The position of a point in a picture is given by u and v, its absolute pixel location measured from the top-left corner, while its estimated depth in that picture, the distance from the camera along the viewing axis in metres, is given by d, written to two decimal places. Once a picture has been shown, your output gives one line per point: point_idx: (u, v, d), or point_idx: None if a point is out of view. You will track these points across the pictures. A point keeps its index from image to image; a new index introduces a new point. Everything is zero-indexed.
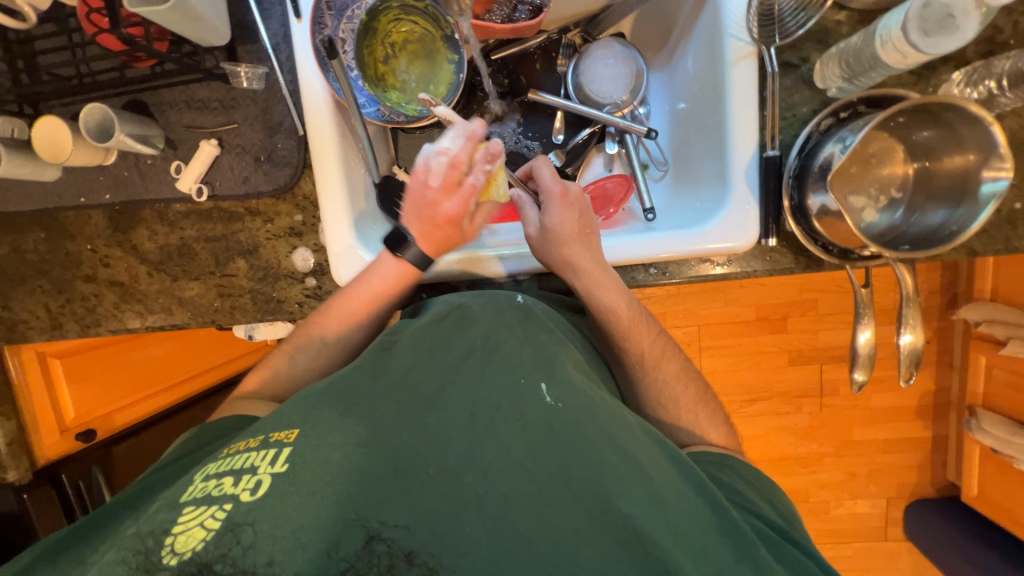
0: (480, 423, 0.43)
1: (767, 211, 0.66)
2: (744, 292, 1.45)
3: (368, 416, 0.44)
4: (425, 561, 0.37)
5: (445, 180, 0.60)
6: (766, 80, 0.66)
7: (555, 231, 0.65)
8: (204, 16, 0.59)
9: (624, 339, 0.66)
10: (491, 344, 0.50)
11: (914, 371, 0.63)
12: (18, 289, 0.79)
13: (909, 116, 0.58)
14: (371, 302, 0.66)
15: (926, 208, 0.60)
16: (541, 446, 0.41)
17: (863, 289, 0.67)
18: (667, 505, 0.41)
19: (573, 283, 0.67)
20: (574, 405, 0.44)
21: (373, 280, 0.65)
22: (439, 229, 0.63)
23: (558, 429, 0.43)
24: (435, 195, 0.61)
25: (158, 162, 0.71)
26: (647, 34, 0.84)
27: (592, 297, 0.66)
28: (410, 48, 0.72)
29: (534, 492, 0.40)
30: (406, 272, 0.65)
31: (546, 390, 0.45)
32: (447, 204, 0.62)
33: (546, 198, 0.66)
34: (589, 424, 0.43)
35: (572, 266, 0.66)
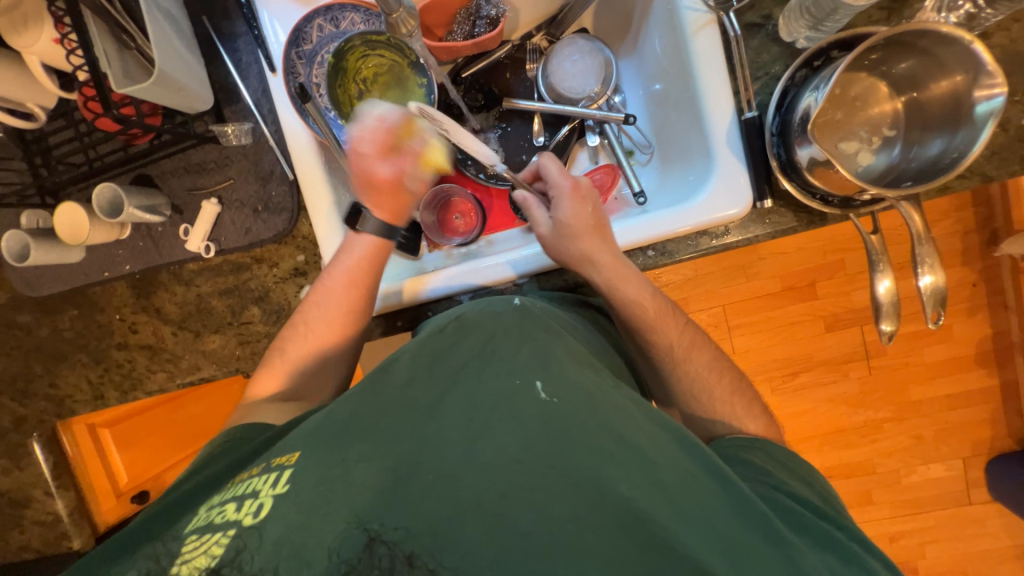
0: (476, 425, 0.45)
1: (757, 173, 0.64)
2: (764, 263, 1.41)
3: (373, 434, 0.46)
4: (426, 562, 0.38)
5: (378, 144, 0.67)
6: (731, 44, 0.65)
7: (570, 225, 0.66)
8: (185, 85, 0.63)
9: (639, 325, 0.66)
10: (489, 353, 0.52)
11: (942, 310, 0.59)
12: (62, 366, 0.85)
13: (882, 51, 0.56)
14: (349, 286, 0.68)
15: (923, 140, 0.58)
16: (536, 441, 0.43)
17: (873, 236, 0.64)
18: (670, 486, 0.43)
19: (593, 278, 0.66)
20: (569, 399, 0.46)
21: (345, 259, 0.68)
22: (383, 194, 0.69)
23: (553, 422, 0.44)
24: (372, 158, 0.68)
25: (168, 228, 0.76)
26: (610, 24, 0.85)
27: (615, 291, 0.65)
28: (382, 80, 0.75)
29: (532, 485, 0.41)
30: (376, 245, 0.69)
31: (542, 387, 0.47)
32: (384, 166, 0.69)
33: (559, 194, 0.68)
34: (588, 415, 0.45)
35: (592, 260, 0.65)
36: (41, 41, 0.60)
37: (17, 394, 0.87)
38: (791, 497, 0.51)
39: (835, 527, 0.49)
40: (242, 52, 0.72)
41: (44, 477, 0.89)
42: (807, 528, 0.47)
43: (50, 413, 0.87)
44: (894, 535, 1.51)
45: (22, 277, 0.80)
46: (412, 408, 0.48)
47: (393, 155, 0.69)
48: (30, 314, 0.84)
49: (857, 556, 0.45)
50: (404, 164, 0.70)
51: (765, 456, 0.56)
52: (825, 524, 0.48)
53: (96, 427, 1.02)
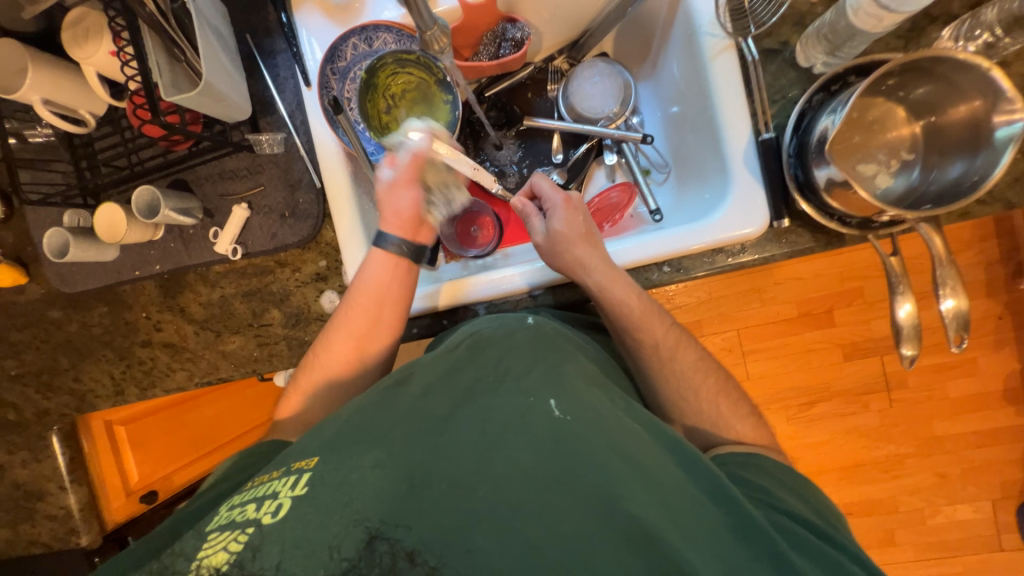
0: (489, 437, 0.45)
1: (774, 194, 0.65)
2: (780, 288, 1.39)
3: (388, 440, 0.46)
4: (426, 559, 0.40)
5: (400, 176, 0.70)
6: (749, 68, 0.67)
7: (563, 233, 0.67)
8: (227, 96, 0.67)
9: (635, 327, 0.65)
10: (502, 373, 0.52)
11: (965, 334, 0.58)
12: (87, 361, 0.88)
13: (900, 76, 0.57)
14: (371, 299, 0.67)
15: (943, 163, 0.58)
16: (548, 458, 0.43)
17: (892, 258, 0.64)
18: (675, 506, 0.43)
19: (582, 284, 0.66)
20: (581, 418, 0.46)
21: (366, 275, 0.68)
22: (409, 222, 0.70)
23: (564, 439, 0.44)
24: (392, 187, 0.70)
25: (199, 230, 0.79)
26: (630, 49, 0.88)
27: (604, 295, 0.65)
28: (409, 96, 0.79)
29: (542, 499, 0.42)
30: (399, 267, 0.69)
31: (555, 405, 0.47)
32: (406, 194, 0.70)
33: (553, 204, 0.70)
34: (597, 434, 0.45)
35: (589, 265, 0.65)
36: (99, 53, 0.65)
37: (42, 388, 0.89)
38: (795, 520, 0.49)
39: (833, 547, 0.47)
40: (280, 67, 0.77)
41: (59, 471, 0.91)
42: (810, 550, 0.46)
43: (71, 408, 0.89)
44: None
45: (58, 273, 0.84)
46: (423, 418, 0.48)
47: (415, 181, 0.71)
48: (61, 309, 0.88)
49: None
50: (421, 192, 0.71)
51: (769, 477, 0.54)
52: (826, 548, 0.47)
53: (112, 424, 1.05)
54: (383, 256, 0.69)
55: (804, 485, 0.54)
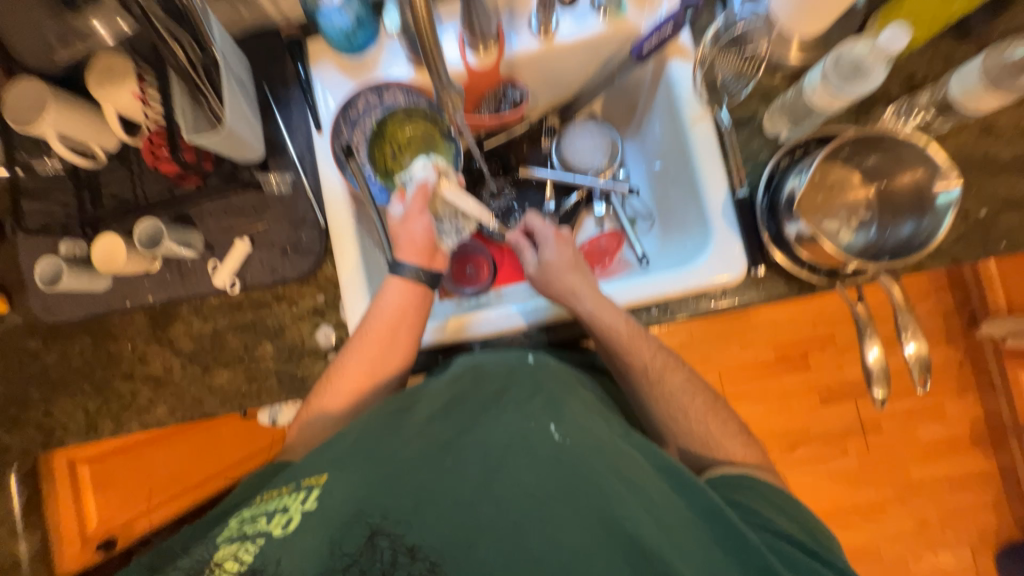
0: (492, 459, 0.47)
1: (750, 244, 0.71)
2: (758, 331, 1.45)
3: (394, 458, 0.48)
4: (426, 556, 0.43)
5: (413, 207, 0.73)
6: (723, 134, 0.75)
7: (553, 263, 0.72)
8: (244, 138, 0.70)
9: (624, 350, 0.66)
10: (505, 400, 0.52)
11: (928, 376, 0.63)
12: (61, 394, 0.85)
13: (854, 146, 0.65)
14: (387, 333, 0.68)
15: (896, 222, 0.65)
16: (548, 478, 0.45)
17: (858, 305, 0.70)
18: (670, 525, 0.44)
19: (573, 311, 0.69)
20: (581, 442, 0.47)
21: (385, 309, 0.68)
22: (424, 250, 0.70)
23: (564, 461, 0.46)
24: (405, 220, 0.72)
25: (197, 263, 0.80)
26: (616, 111, 0.97)
27: (592, 320, 0.67)
28: (414, 145, 0.84)
29: (542, 516, 0.44)
30: (416, 295, 0.69)
31: (555, 429, 0.48)
32: (421, 223, 0.71)
33: (545, 235, 0.75)
34: (597, 459, 0.46)
35: (580, 290, 0.68)
36: (119, 94, 0.68)
37: (6, 422, 0.85)
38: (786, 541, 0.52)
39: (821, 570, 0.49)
40: (293, 113, 0.81)
41: (14, 513, 0.87)
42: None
43: (37, 444, 0.85)
44: None
45: (43, 301, 0.83)
46: (429, 439, 0.50)
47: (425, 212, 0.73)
48: (40, 340, 0.85)
49: None
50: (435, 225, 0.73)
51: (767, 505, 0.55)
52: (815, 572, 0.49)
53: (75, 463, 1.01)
54: (401, 284, 0.69)
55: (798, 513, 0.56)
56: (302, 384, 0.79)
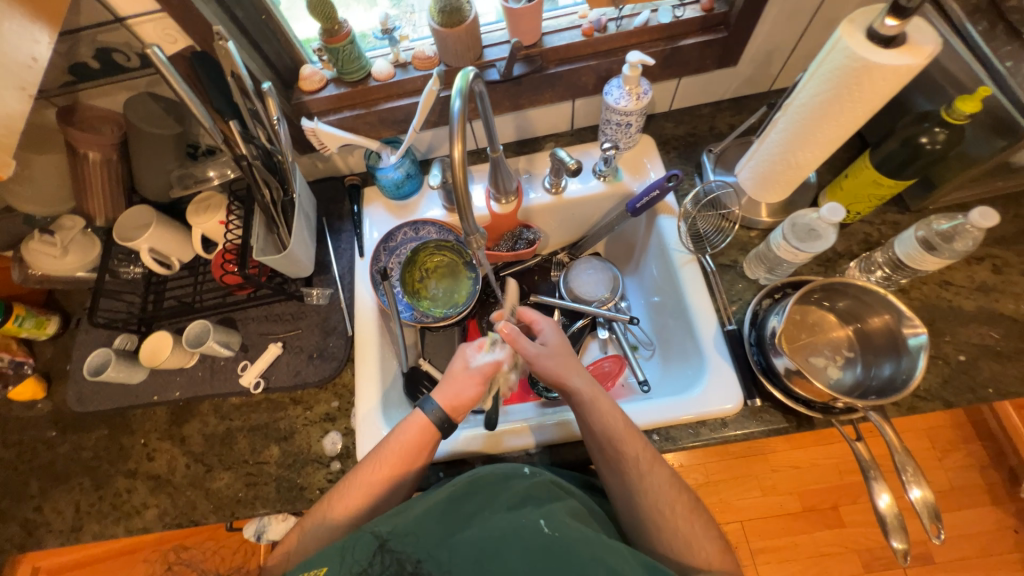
0: (488, 550, 0.52)
1: (744, 375, 0.76)
2: (778, 476, 1.34)
3: (396, 542, 0.52)
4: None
5: (481, 374, 0.70)
6: (709, 276, 0.86)
7: (558, 346, 0.75)
8: (299, 258, 0.84)
9: (618, 439, 0.66)
10: (497, 503, 0.56)
11: (940, 525, 0.60)
12: (58, 489, 0.84)
13: (823, 292, 0.74)
14: (394, 462, 0.66)
15: (877, 363, 0.70)
16: (539, 568, 0.49)
17: (858, 444, 0.70)
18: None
19: (578, 392, 0.70)
20: (569, 535, 0.52)
21: (394, 438, 0.67)
22: (461, 408, 0.70)
23: (553, 550, 0.51)
24: (468, 377, 0.70)
25: (229, 362, 0.87)
26: (617, 252, 1.12)
27: (597, 401, 0.68)
28: (440, 270, 0.97)
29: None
30: (428, 434, 0.67)
31: (545, 524, 0.53)
32: (476, 390, 0.70)
33: (541, 320, 0.78)
34: (583, 550, 0.50)
35: (579, 375, 0.71)
36: (210, 222, 0.84)
37: None
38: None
39: None
40: (342, 241, 0.97)
41: None
42: None
43: (14, 543, 0.82)
44: None
45: (78, 391, 0.88)
46: (429, 535, 0.53)
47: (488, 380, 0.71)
48: (60, 429, 0.89)
49: None
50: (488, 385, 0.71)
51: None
52: None
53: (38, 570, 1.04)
54: (421, 420, 0.68)
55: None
56: (299, 494, 0.78)
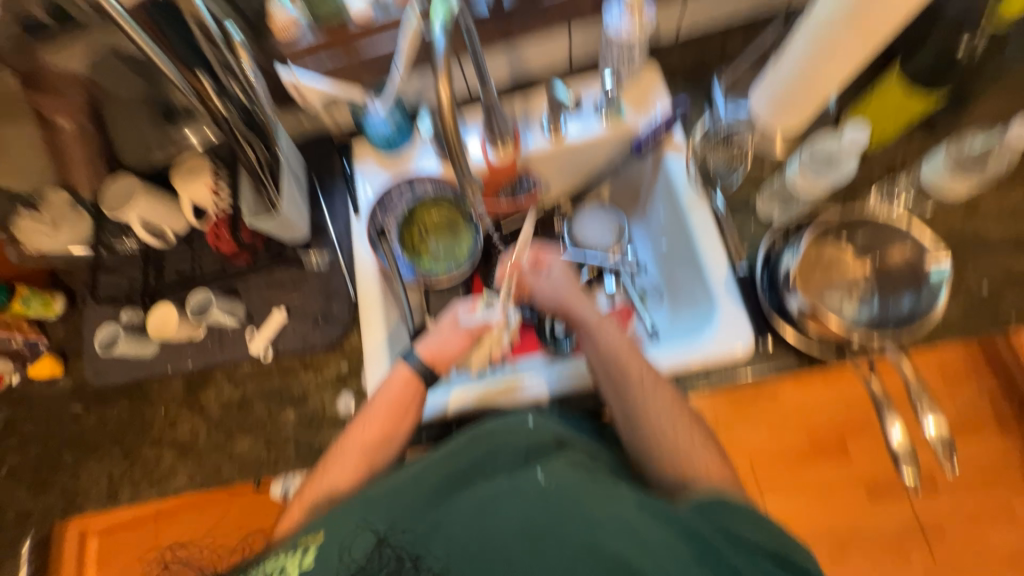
0: (482, 509, 0.51)
1: (755, 317, 0.74)
2: (786, 414, 1.36)
3: (390, 511, 0.54)
4: (430, 565, 0.49)
5: (468, 330, 0.78)
6: (720, 217, 0.82)
7: (567, 278, 0.82)
8: (294, 221, 0.82)
9: (620, 356, 0.71)
10: (496, 465, 0.57)
11: (951, 446, 0.64)
12: (90, 458, 0.88)
13: (842, 225, 0.73)
14: (383, 416, 0.71)
15: (895, 294, 0.70)
16: (534, 521, 0.49)
17: (871, 379, 0.70)
18: (659, 560, 0.47)
19: (586, 316, 0.76)
20: (563, 489, 0.51)
21: (381, 394, 0.73)
22: (442, 357, 0.76)
23: (547, 502, 0.50)
24: (455, 330, 0.78)
25: (237, 331, 0.88)
26: (622, 198, 1.07)
27: (602, 324, 0.75)
28: (437, 227, 0.92)
29: (531, 554, 0.48)
30: (409, 388, 0.73)
31: (540, 476, 0.52)
32: (460, 343, 0.77)
33: (545, 255, 0.84)
34: (577, 506, 0.50)
35: (583, 303, 0.78)
36: (199, 190, 0.81)
37: (35, 485, 0.88)
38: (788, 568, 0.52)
39: None
40: (336, 202, 0.93)
41: None
42: None
43: (58, 509, 0.86)
44: None
45: (94, 366, 0.90)
46: (423, 498, 0.54)
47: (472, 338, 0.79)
48: (83, 403, 0.91)
49: None
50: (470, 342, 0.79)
51: (752, 525, 0.53)
52: None
53: None
54: (404, 374, 0.73)
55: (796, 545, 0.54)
56: (318, 453, 0.81)
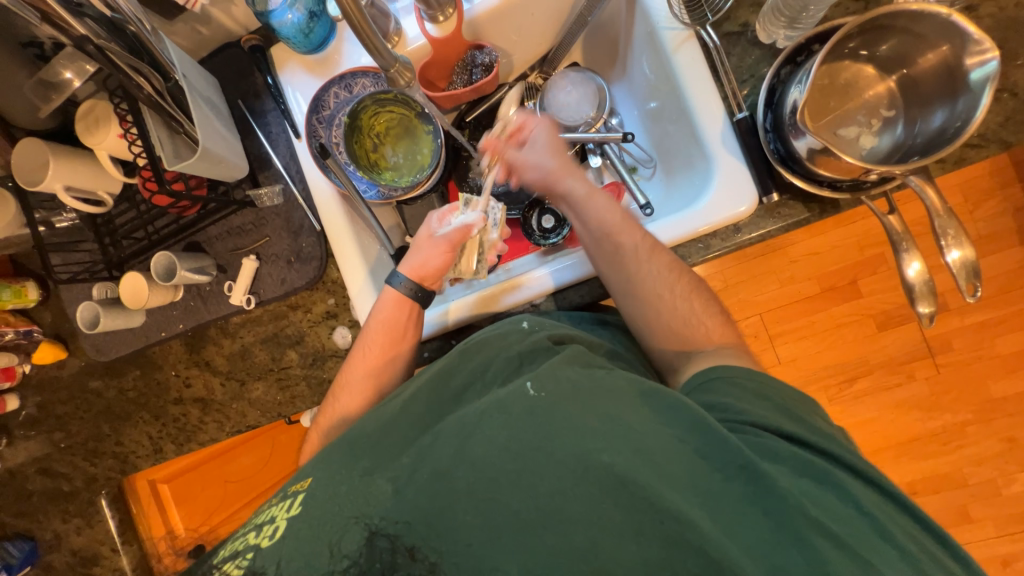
0: (467, 427, 0.48)
1: (758, 170, 0.65)
2: (798, 266, 1.32)
3: (376, 453, 0.51)
4: (425, 556, 0.43)
5: (451, 242, 0.71)
6: (712, 54, 0.69)
7: (550, 145, 0.72)
8: (224, 157, 0.72)
9: (614, 230, 0.65)
10: (488, 376, 0.56)
11: (977, 282, 0.58)
12: (126, 426, 0.92)
13: (861, 37, 0.60)
14: (384, 339, 0.69)
15: (925, 115, 0.60)
16: (519, 430, 0.46)
17: (890, 217, 0.63)
18: (652, 452, 0.44)
19: (573, 190, 0.69)
20: (556, 392, 0.48)
21: (376, 317, 0.70)
22: (424, 272, 0.71)
23: (539, 412, 0.47)
24: (433, 243, 0.71)
25: (214, 286, 0.83)
26: (599, 56, 0.91)
27: (592, 199, 0.68)
28: (393, 133, 0.84)
29: (520, 469, 0.44)
30: (403, 303, 0.71)
31: (531, 385, 0.49)
32: (440, 257, 0.71)
33: (531, 120, 0.74)
34: (569, 402, 0.47)
35: (571, 173, 0.69)
36: (109, 138, 0.70)
37: (88, 455, 0.94)
38: (797, 445, 0.48)
39: (824, 454, 0.47)
40: (272, 125, 0.82)
41: (110, 534, 0.98)
42: (800, 460, 0.46)
43: (116, 471, 0.93)
44: (1006, 558, 1.31)
45: (93, 344, 0.88)
46: (411, 425, 0.53)
47: (455, 249, 0.72)
48: (100, 378, 0.93)
49: (835, 477, 0.45)
50: (454, 254, 0.73)
51: (760, 402, 0.51)
52: (819, 459, 0.47)
53: (156, 483, 1.19)
54: (395, 295, 0.70)
55: (788, 395, 0.53)
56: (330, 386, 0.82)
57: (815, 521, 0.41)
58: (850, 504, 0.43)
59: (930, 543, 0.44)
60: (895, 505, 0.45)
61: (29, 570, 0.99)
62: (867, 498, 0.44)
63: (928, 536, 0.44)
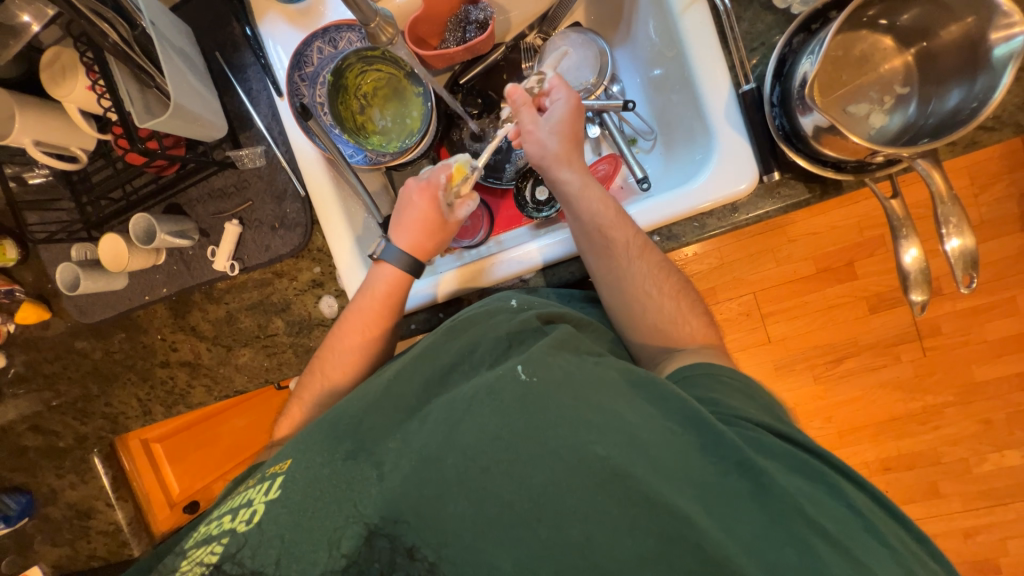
0: (457, 414, 0.48)
1: (760, 146, 0.62)
2: (796, 245, 1.30)
3: (360, 433, 0.51)
4: (424, 556, 0.43)
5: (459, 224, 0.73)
6: (722, 19, 0.64)
7: (565, 121, 0.67)
8: (199, 115, 0.68)
9: (608, 225, 0.63)
10: (475, 359, 0.55)
11: (974, 273, 0.57)
12: (114, 386, 0.92)
13: (879, 6, 0.57)
14: (375, 314, 0.68)
15: (940, 93, 0.57)
16: (515, 420, 0.45)
17: (892, 201, 0.61)
18: (649, 446, 0.44)
19: (568, 180, 0.66)
20: (549, 377, 0.48)
21: (366, 292, 0.69)
22: (428, 252, 0.72)
23: (531, 401, 0.46)
24: (445, 224, 0.71)
25: (197, 251, 0.81)
26: (602, 16, 0.85)
27: (589, 189, 0.65)
28: (381, 94, 0.81)
29: (511, 458, 0.44)
30: (398, 278, 0.69)
31: (523, 369, 0.49)
32: (446, 239, 0.72)
33: (560, 87, 0.69)
34: (562, 390, 0.47)
35: (571, 160, 0.67)
36: (75, 90, 0.67)
37: (78, 414, 0.95)
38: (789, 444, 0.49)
39: (813, 452, 0.48)
40: (252, 81, 0.77)
41: (105, 490, 1.00)
42: (801, 464, 0.46)
43: (107, 430, 0.94)
44: (968, 531, 1.37)
45: (76, 305, 0.87)
46: (397, 407, 0.53)
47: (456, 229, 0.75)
48: (86, 339, 0.92)
49: (827, 476, 0.46)
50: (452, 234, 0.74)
51: (748, 402, 0.52)
52: (809, 457, 0.47)
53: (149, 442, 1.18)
54: (390, 270, 0.69)
55: None
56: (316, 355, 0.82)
57: (809, 519, 0.42)
58: (841, 503, 0.44)
59: (915, 545, 0.45)
60: (880, 503, 0.47)
61: (29, 521, 1.02)
62: (854, 496, 0.45)
63: (907, 530, 0.46)
